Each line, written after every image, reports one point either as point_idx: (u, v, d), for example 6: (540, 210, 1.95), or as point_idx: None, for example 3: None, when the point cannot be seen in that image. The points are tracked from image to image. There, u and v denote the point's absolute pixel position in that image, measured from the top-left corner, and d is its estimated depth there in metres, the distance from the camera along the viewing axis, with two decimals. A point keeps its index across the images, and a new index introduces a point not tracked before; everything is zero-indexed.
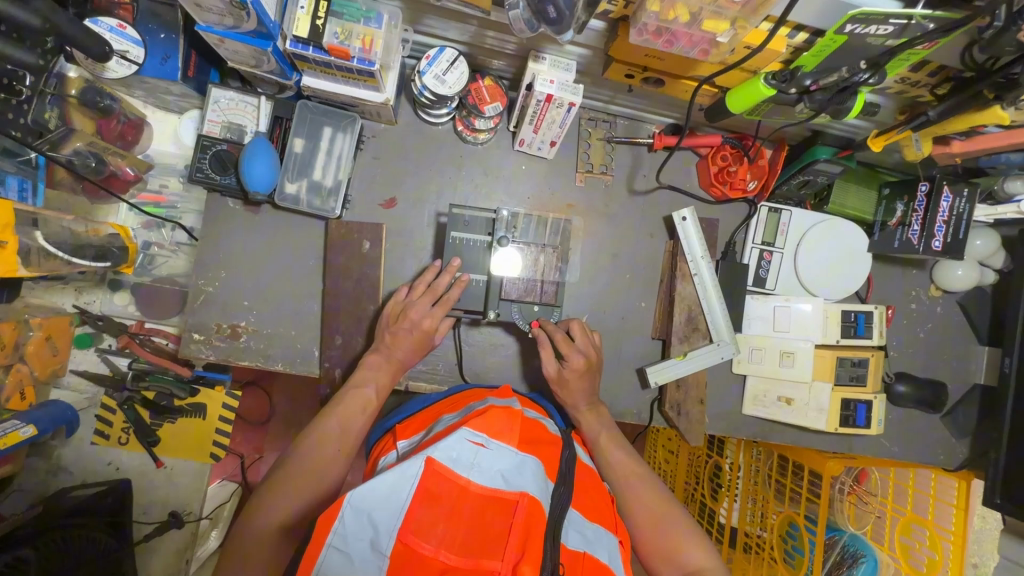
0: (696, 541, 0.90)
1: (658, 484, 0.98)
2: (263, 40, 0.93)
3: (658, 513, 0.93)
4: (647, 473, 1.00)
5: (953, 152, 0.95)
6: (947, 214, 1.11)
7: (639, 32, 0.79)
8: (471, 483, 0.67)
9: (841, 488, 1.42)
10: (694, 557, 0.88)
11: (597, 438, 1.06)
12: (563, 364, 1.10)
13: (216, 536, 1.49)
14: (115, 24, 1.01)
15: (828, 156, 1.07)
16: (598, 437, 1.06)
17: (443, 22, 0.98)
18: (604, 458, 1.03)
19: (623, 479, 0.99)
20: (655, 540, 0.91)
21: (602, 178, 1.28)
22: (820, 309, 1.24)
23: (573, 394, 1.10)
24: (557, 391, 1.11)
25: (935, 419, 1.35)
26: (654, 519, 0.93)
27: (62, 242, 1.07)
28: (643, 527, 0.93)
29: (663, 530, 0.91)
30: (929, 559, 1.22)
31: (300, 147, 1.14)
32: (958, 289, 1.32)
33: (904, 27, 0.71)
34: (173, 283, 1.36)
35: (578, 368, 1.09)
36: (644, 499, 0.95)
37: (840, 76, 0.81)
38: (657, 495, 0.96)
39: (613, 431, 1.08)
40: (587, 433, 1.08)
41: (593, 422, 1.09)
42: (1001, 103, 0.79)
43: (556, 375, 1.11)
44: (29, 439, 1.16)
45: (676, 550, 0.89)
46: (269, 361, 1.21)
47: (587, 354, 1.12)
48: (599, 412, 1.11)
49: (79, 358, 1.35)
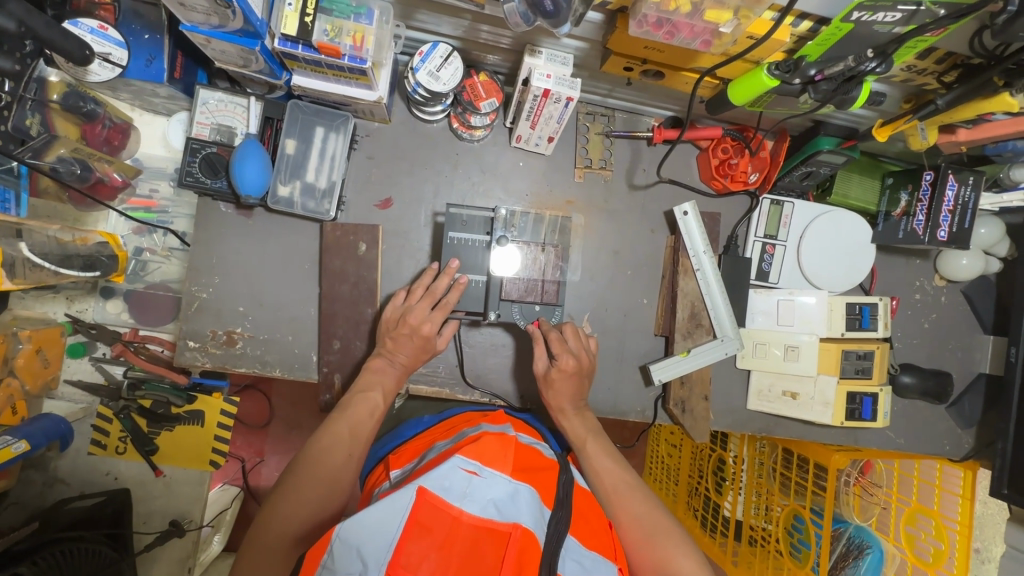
0: (686, 550, 0.87)
1: (647, 492, 0.96)
2: (250, 39, 0.90)
3: (647, 522, 0.91)
4: (635, 480, 0.98)
5: (960, 140, 0.93)
6: (952, 203, 1.09)
7: (638, 23, 0.76)
8: (463, 513, 0.66)
9: (847, 480, 1.39)
10: (685, 566, 0.85)
11: (584, 445, 1.05)
12: (553, 363, 1.10)
13: (218, 539, 1.51)
14: (95, 26, 0.98)
15: (832, 147, 1.04)
16: (586, 444, 1.05)
17: (436, 17, 0.96)
18: (592, 468, 1.01)
19: (611, 489, 0.97)
20: (645, 551, 0.88)
21: (601, 173, 1.26)
22: (824, 302, 1.22)
23: (559, 395, 1.10)
24: (559, 391, 1.10)
25: (940, 410, 1.34)
26: (643, 530, 0.90)
27: (49, 252, 1.04)
28: (633, 538, 0.90)
29: (653, 540, 0.89)
30: (934, 549, 1.21)
31: (292, 148, 1.11)
32: (963, 278, 1.30)
33: (913, 13, 0.69)
34: (167, 289, 1.33)
35: (567, 369, 1.09)
36: (633, 509, 0.93)
37: (847, 65, 0.77)
38: (646, 504, 0.94)
39: (601, 437, 1.06)
40: (574, 440, 1.07)
41: (578, 425, 1.08)
42: (1010, 91, 0.77)
43: (544, 373, 1.12)
44: (22, 455, 1.14)
45: (667, 561, 0.86)
46: (267, 367, 1.18)
47: (582, 357, 1.11)
48: (585, 416, 1.11)
49: (73, 368, 1.33)
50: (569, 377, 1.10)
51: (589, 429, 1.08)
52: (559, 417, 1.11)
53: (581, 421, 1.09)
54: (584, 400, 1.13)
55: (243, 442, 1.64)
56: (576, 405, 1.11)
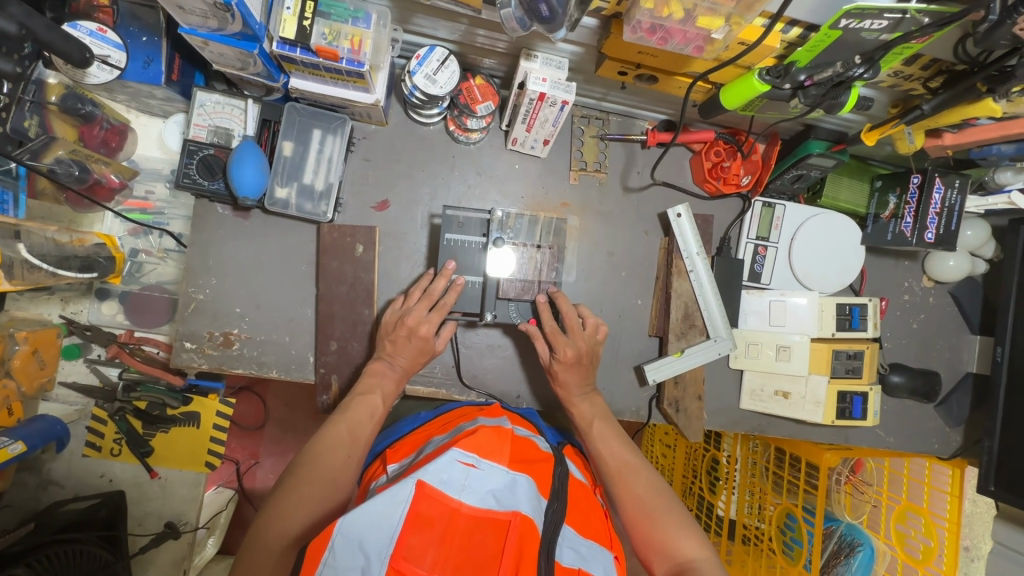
0: (686, 530, 0.90)
1: (650, 473, 0.99)
2: (249, 42, 0.91)
3: (646, 503, 0.94)
4: (640, 462, 1.00)
5: (947, 144, 0.95)
6: (939, 206, 1.11)
7: (633, 29, 0.78)
8: (462, 504, 0.68)
9: (839, 478, 1.41)
10: (684, 547, 0.88)
11: (590, 428, 1.08)
12: (554, 356, 1.12)
13: (212, 542, 1.50)
14: (94, 28, 0.98)
15: (822, 150, 1.06)
16: (592, 425, 1.08)
17: (433, 22, 0.97)
18: (597, 450, 1.04)
19: (616, 469, 1.00)
20: (645, 529, 0.91)
21: (595, 176, 1.27)
22: (815, 303, 1.23)
23: (565, 385, 1.13)
24: (566, 382, 1.12)
25: (928, 409, 1.37)
26: (645, 510, 0.93)
27: (47, 253, 1.05)
28: (634, 517, 0.93)
29: (654, 520, 0.91)
30: (924, 546, 1.24)
31: (290, 150, 1.12)
32: (950, 279, 1.33)
33: (899, 21, 0.70)
34: (162, 291, 1.34)
35: (568, 360, 1.10)
36: (636, 490, 0.96)
37: (835, 71, 0.80)
38: (650, 485, 0.96)
39: (607, 420, 1.09)
40: (581, 423, 1.10)
41: (586, 409, 1.11)
42: (993, 96, 0.79)
43: (548, 366, 1.14)
44: (18, 456, 1.14)
45: (668, 540, 0.89)
46: (263, 368, 1.19)
47: (582, 344, 1.12)
48: (592, 401, 1.13)
49: (68, 369, 1.33)
50: (571, 369, 1.12)
51: (596, 412, 1.11)
52: (568, 405, 1.13)
53: (589, 405, 1.12)
54: (591, 384, 1.15)
55: (238, 444, 1.64)
56: (583, 390, 1.13)
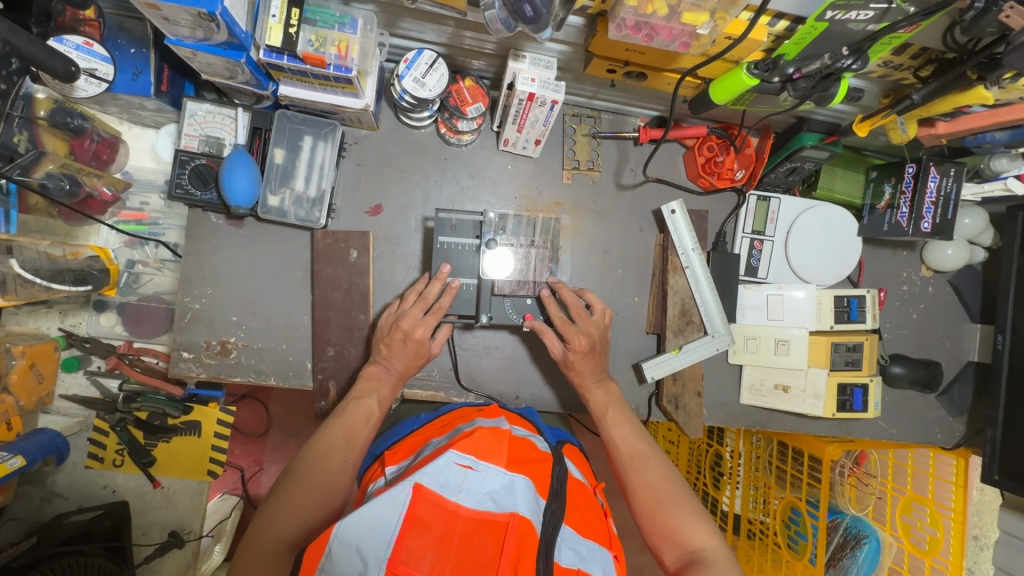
0: (697, 518, 0.89)
1: (663, 460, 0.99)
2: (235, 51, 0.90)
3: (658, 490, 0.94)
4: (652, 451, 1.01)
5: (940, 133, 0.94)
6: (935, 195, 1.10)
7: (617, 27, 0.77)
8: (460, 507, 0.68)
9: (842, 471, 1.43)
10: (695, 535, 0.88)
11: (604, 415, 1.09)
12: (567, 347, 1.10)
13: (220, 550, 1.52)
14: (80, 42, 0.96)
15: (815, 143, 1.05)
16: (606, 414, 1.08)
17: (419, 24, 0.97)
18: (610, 435, 1.05)
19: (627, 455, 1.00)
20: (655, 516, 0.91)
21: (588, 175, 1.27)
22: (812, 296, 1.22)
23: (581, 373, 1.12)
24: (582, 371, 1.11)
25: (931, 399, 1.35)
26: (656, 497, 0.93)
27: (39, 268, 1.06)
28: (645, 503, 0.93)
29: (665, 507, 0.91)
30: (929, 537, 1.24)
31: (281, 157, 1.12)
32: (949, 268, 1.32)
33: (885, 11, 0.71)
34: (160, 301, 1.31)
35: (582, 349, 1.09)
36: (647, 476, 0.96)
37: (823, 63, 0.78)
38: (662, 473, 0.96)
39: (621, 408, 1.09)
40: (596, 410, 1.10)
41: (600, 397, 1.11)
42: (985, 83, 0.79)
43: (562, 357, 1.12)
44: (18, 470, 1.16)
45: (677, 528, 0.89)
46: (260, 375, 1.19)
47: (594, 332, 1.11)
48: (608, 387, 1.13)
49: (68, 382, 1.33)
50: (586, 356, 1.11)
51: (612, 399, 1.11)
52: (584, 392, 1.13)
53: (604, 392, 1.12)
54: (606, 372, 1.14)
55: (241, 451, 1.64)
56: (598, 377, 1.13)
